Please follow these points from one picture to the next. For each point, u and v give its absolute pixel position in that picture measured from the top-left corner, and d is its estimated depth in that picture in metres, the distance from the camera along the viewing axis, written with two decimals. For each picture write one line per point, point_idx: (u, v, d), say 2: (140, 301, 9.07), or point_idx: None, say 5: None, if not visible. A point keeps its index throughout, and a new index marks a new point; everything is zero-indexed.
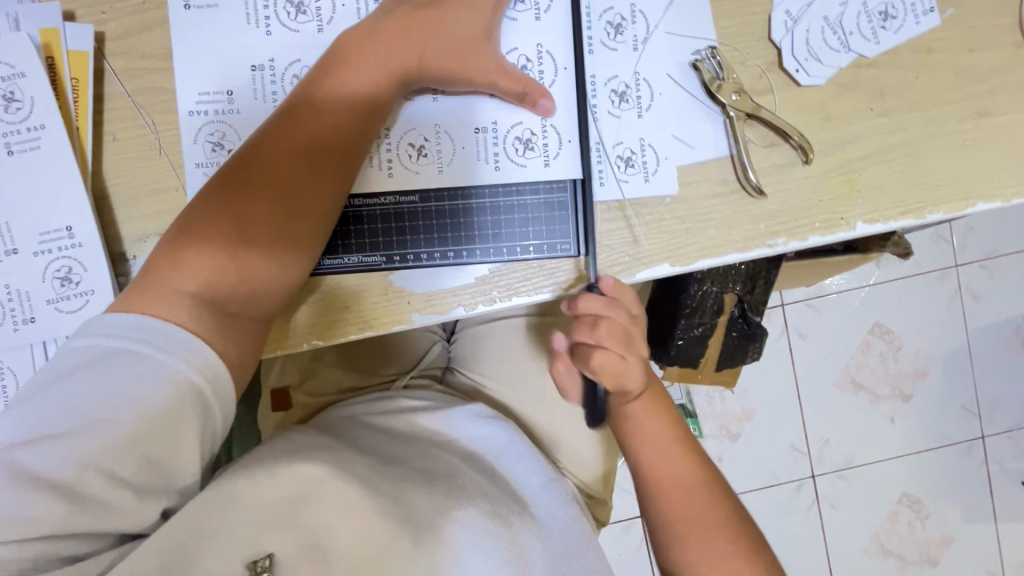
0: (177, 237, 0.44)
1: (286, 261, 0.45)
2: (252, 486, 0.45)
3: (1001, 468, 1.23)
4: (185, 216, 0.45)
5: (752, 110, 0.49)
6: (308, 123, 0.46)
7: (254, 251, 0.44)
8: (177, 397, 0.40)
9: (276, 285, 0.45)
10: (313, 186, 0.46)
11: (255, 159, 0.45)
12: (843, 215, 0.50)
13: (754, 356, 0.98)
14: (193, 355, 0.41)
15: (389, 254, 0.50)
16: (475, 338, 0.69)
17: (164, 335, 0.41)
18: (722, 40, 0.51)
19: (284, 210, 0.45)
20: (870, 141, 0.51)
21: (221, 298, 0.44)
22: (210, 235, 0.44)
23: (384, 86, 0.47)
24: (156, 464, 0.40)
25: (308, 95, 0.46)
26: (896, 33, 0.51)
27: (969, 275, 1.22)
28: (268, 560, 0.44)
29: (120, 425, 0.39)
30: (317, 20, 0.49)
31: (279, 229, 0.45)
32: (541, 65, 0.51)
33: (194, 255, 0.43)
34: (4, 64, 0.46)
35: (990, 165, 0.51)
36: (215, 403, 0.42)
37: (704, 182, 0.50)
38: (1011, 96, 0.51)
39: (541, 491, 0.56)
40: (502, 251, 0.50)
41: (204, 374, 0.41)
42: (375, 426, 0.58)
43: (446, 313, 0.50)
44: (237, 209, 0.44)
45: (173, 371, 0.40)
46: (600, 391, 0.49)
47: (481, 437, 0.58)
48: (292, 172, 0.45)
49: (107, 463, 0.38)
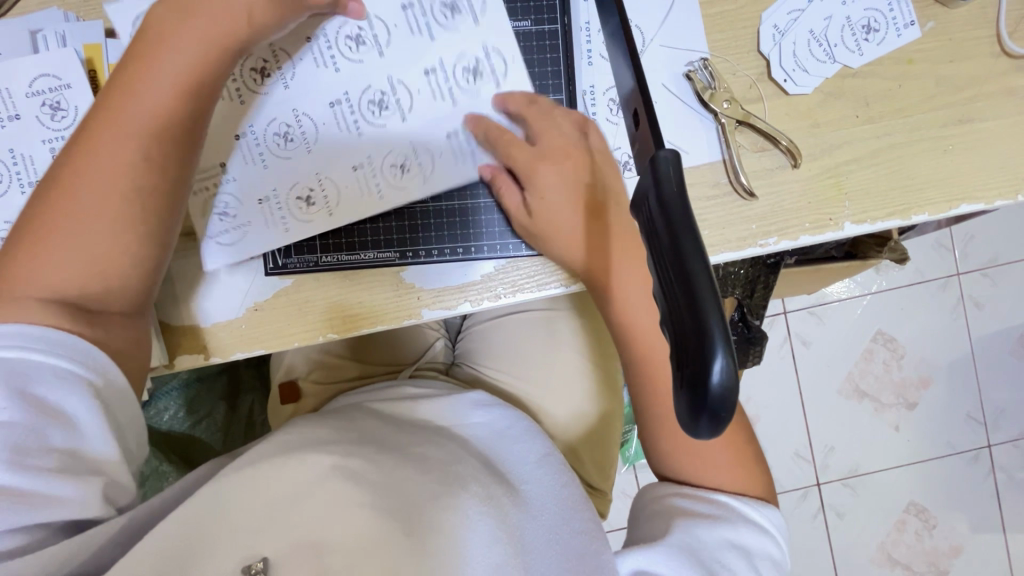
0: (27, 243, 0.43)
1: (128, 238, 0.44)
2: (254, 486, 0.48)
3: (1007, 477, 1.23)
4: (27, 221, 0.44)
5: (743, 117, 0.52)
6: (129, 100, 0.44)
7: (104, 236, 0.43)
8: (71, 387, 0.41)
9: (134, 261, 0.45)
10: (149, 159, 0.44)
11: (88, 147, 0.44)
12: (832, 216, 0.53)
13: (755, 358, 0.99)
14: (77, 352, 0.42)
15: (403, 250, 0.53)
16: (479, 334, 0.73)
17: (38, 337, 0.41)
18: (713, 52, 0.54)
19: (127, 197, 0.44)
20: (856, 146, 0.53)
21: (78, 293, 0.43)
22: (57, 235, 0.43)
23: (209, 56, 0.46)
24: (71, 452, 0.41)
25: (123, 81, 0.45)
26: (878, 45, 0.54)
27: (971, 283, 1.23)
28: (262, 562, 0.44)
29: (23, 423, 0.39)
30: (282, 79, 0.52)
31: (124, 215, 0.44)
32: (491, 62, 0.53)
33: (44, 253, 0.43)
34: (52, 77, 0.51)
35: (973, 169, 0.53)
36: (115, 391, 0.44)
37: (698, 185, 0.53)
38: (991, 104, 0.54)
39: (536, 468, 0.57)
40: (507, 247, 0.53)
41: (96, 370, 0.43)
42: (378, 415, 0.61)
43: (453, 308, 0.53)
44: (75, 196, 0.43)
45: (58, 369, 0.41)
46: (718, 340, 0.23)
47: (480, 423, 0.61)
48: (129, 156, 0.44)
49: (27, 461, 0.39)
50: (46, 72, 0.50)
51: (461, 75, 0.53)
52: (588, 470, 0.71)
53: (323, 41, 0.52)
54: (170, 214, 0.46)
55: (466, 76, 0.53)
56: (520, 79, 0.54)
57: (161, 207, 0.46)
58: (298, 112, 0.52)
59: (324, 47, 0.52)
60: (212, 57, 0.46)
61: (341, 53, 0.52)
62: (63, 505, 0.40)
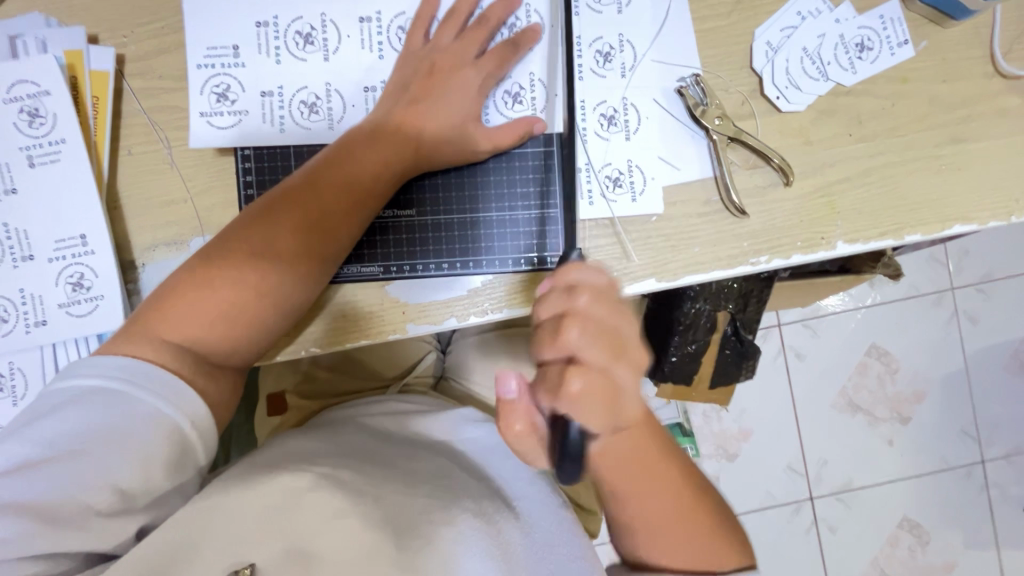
0: (182, 290, 0.46)
1: (268, 322, 0.47)
2: (242, 492, 0.45)
3: (1002, 494, 1.22)
4: (188, 267, 0.47)
5: (735, 134, 0.52)
6: (306, 195, 0.47)
7: (242, 308, 0.46)
8: (158, 428, 0.42)
9: (260, 340, 0.48)
10: (297, 255, 0.47)
11: (257, 219, 0.47)
12: (824, 235, 0.52)
13: (749, 374, 0.99)
14: (174, 395, 0.43)
15: (387, 265, 0.52)
16: (468, 349, 0.73)
17: (154, 379, 0.43)
18: (705, 68, 0.53)
19: (264, 278, 0.46)
20: (848, 164, 0.53)
21: (207, 349, 0.46)
22: (204, 296, 0.46)
23: (382, 175, 0.49)
24: (133, 490, 0.42)
25: (312, 170, 0.48)
26: (873, 64, 0.53)
27: (966, 299, 1.22)
28: (250, 569, 0.42)
29: (103, 454, 0.41)
30: (324, 49, 0.51)
31: (264, 298, 0.46)
32: (533, 93, 0.52)
33: (191, 308, 0.45)
34: (31, 83, 0.50)
35: (966, 190, 0.53)
36: (195, 439, 0.44)
37: (689, 203, 0.52)
38: (984, 123, 0.53)
39: (528, 484, 0.56)
40: (494, 263, 0.52)
41: (185, 413, 0.43)
42: (368, 428, 0.60)
43: (439, 323, 0.52)
44: (228, 266, 0.46)
45: (153, 408, 0.42)
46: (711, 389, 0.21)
47: (473, 438, 0.60)
48: (283, 244, 0.47)
49: (86, 490, 0.40)
50: (25, 79, 0.50)
51: (501, 100, 0.52)
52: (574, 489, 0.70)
53: (375, 25, 0.52)
54: (305, 307, 0.49)
55: (507, 100, 0.52)
56: (551, 63, 0.52)
57: (303, 305, 0.49)
58: (330, 87, 0.51)
59: (374, 30, 0.52)
60: (388, 181, 0.49)
61: (389, 42, 0.52)
62: (85, 532, 0.41)
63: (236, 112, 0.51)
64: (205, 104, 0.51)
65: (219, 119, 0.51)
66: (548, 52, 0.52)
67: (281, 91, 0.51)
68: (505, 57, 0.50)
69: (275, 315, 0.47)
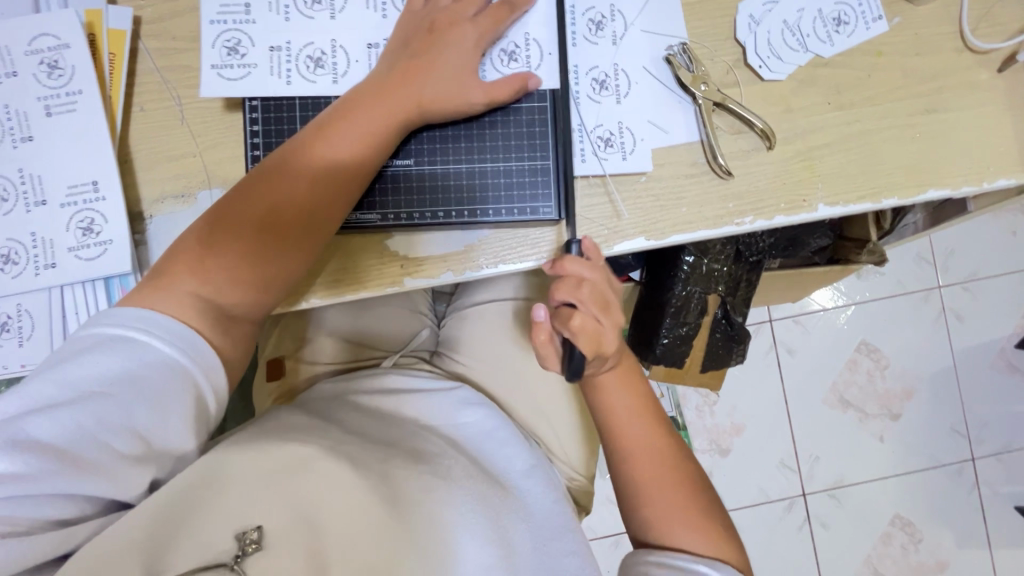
0: (196, 246, 0.48)
1: (278, 268, 0.49)
2: (255, 457, 0.49)
3: (993, 492, 1.23)
4: (201, 225, 0.49)
5: (720, 100, 0.54)
6: (314, 149, 0.49)
7: (254, 256, 0.48)
8: (172, 375, 0.44)
9: (271, 288, 0.49)
10: (309, 204, 0.49)
11: (269, 176, 0.49)
12: (805, 198, 0.55)
13: (739, 359, 1.01)
14: (185, 343, 0.45)
15: (384, 212, 0.54)
16: (461, 323, 0.74)
17: (166, 328, 0.45)
18: (691, 38, 0.56)
19: (277, 229, 0.48)
20: (827, 132, 0.56)
21: (216, 293, 0.47)
22: (218, 248, 0.47)
23: (386, 127, 0.51)
24: (147, 436, 0.43)
25: (319, 128, 0.50)
26: (849, 37, 0.56)
27: (951, 296, 1.25)
28: (257, 531, 0.45)
29: (120, 396, 0.42)
30: (330, 9, 0.54)
31: (277, 246, 0.48)
32: (528, 51, 0.55)
33: (203, 260, 0.47)
34: (52, 37, 0.52)
35: (940, 160, 0.56)
36: (204, 386, 0.46)
37: (676, 165, 0.55)
38: (956, 95, 0.56)
39: (525, 476, 0.59)
40: (490, 213, 0.54)
41: (197, 361, 0.45)
42: (367, 409, 0.62)
43: (435, 278, 0.54)
44: (243, 220, 0.48)
45: (169, 356, 0.44)
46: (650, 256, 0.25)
47: (465, 423, 0.62)
48: (295, 196, 0.49)
49: (102, 433, 0.41)
50: (46, 32, 0.52)
51: (497, 58, 0.55)
52: (564, 457, 0.70)
53: None
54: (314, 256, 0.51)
55: (503, 58, 0.55)
56: (545, 25, 0.55)
57: (313, 254, 0.50)
58: (336, 43, 0.54)
59: None
60: (392, 133, 0.51)
61: (392, 3, 0.55)
62: (100, 475, 0.42)
63: (245, 65, 0.53)
64: (215, 58, 0.53)
65: (229, 71, 0.53)
66: (543, 15, 0.55)
67: (289, 46, 0.54)
68: (502, 16, 0.53)
69: (282, 260, 0.49)
